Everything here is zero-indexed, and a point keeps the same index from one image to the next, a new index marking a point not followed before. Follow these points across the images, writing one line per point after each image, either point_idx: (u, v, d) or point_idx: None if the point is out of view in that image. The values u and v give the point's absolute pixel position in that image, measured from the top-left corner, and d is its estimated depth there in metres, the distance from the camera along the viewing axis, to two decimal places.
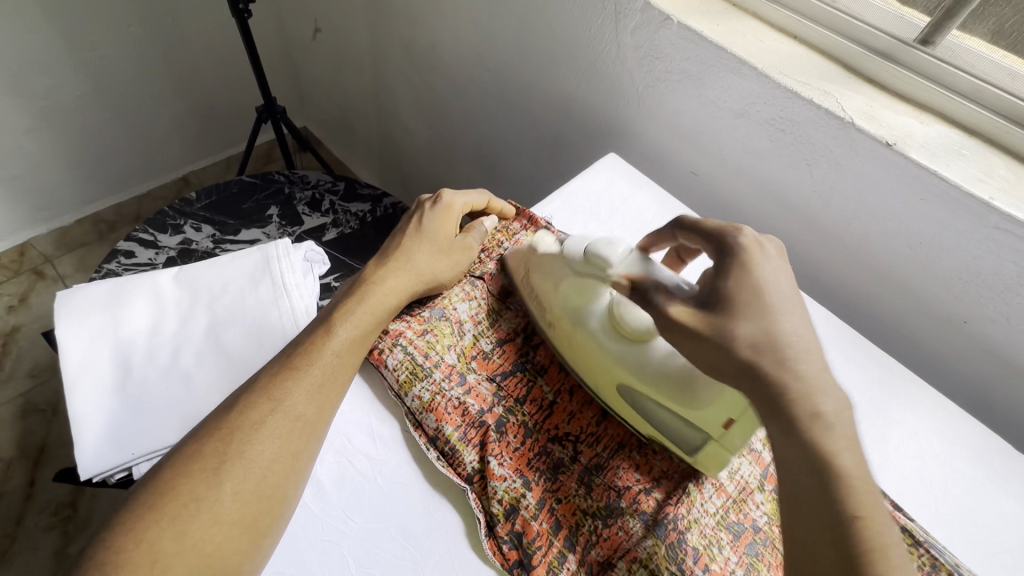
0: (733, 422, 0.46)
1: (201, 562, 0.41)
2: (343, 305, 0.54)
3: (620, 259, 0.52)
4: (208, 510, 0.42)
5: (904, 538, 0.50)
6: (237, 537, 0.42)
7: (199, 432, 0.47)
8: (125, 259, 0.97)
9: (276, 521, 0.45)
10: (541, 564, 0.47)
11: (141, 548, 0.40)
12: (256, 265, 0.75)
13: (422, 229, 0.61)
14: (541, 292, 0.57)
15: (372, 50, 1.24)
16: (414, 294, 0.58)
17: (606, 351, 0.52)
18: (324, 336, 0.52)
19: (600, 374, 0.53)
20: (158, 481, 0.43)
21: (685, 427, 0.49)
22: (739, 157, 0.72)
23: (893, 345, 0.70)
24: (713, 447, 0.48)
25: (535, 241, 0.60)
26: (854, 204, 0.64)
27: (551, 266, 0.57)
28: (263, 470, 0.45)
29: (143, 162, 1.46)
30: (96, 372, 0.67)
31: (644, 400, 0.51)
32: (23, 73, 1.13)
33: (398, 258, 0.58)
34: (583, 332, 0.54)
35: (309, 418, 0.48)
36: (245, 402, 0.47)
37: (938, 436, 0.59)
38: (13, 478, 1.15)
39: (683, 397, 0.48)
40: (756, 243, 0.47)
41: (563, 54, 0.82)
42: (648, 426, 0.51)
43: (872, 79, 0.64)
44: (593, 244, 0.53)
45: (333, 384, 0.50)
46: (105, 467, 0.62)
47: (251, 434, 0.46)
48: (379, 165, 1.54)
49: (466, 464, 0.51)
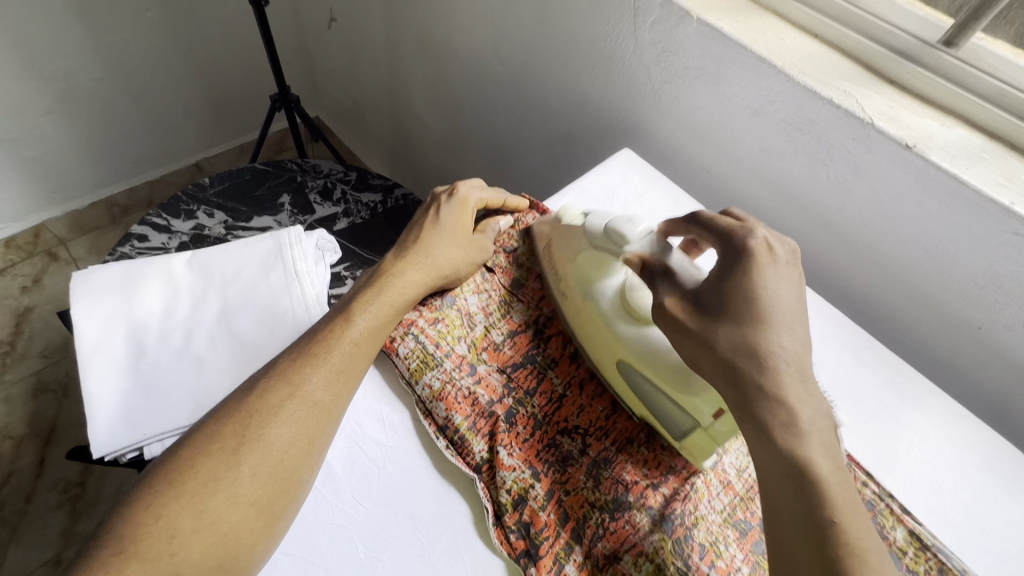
0: (722, 413, 0.47)
1: (218, 540, 0.41)
2: (362, 295, 0.55)
3: (637, 237, 0.53)
4: (225, 490, 0.43)
5: (911, 542, 0.50)
6: (252, 518, 0.43)
7: (215, 413, 0.47)
8: (138, 243, 0.98)
9: (288, 504, 0.45)
10: (547, 555, 0.47)
11: (159, 523, 0.41)
12: (268, 252, 0.76)
13: (440, 222, 0.61)
14: (560, 260, 0.59)
15: (387, 40, 1.23)
16: (433, 287, 0.58)
17: (610, 328, 0.53)
18: (343, 325, 0.52)
19: (602, 349, 0.54)
20: (174, 458, 0.44)
21: (673, 409, 0.49)
22: (755, 156, 0.72)
23: (905, 349, 0.70)
24: (699, 435, 0.49)
25: (563, 211, 0.61)
26: (871, 206, 0.64)
27: (570, 238, 0.58)
28: (280, 453, 0.45)
29: (158, 148, 1.47)
30: (110, 353, 0.67)
31: (639, 379, 0.51)
32: (43, 56, 1.14)
33: (419, 248, 0.58)
34: (592, 305, 0.55)
35: (326, 404, 0.48)
36: (264, 386, 0.48)
37: (948, 441, 0.58)
38: (24, 456, 1.16)
39: (678, 384, 0.48)
40: (767, 245, 0.46)
41: (579, 49, 0.82)
42: (642, 407, 0.52)
43: (893, 80, 0.64)
44: (614, 219, 0.55)
45: (349, 371, 0.51)
46: (118, 446, 0.62)
47: (268, 418, 0.46)
48: (391, 157, 1.54)
49: (475, 454, 0.51)
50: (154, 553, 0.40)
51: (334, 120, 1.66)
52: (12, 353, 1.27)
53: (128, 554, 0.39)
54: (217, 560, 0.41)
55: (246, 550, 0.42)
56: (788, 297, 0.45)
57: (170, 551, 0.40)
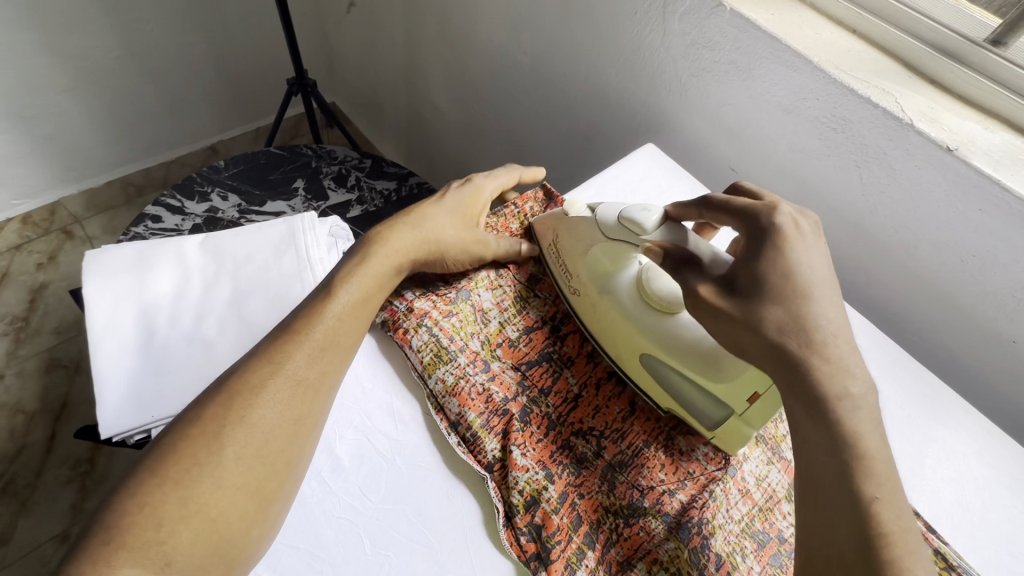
0: (758, 397, 0.46)
1: (207, 527, 0.40)
2: (347, 268, 0.53)
3: (653, 227, 0.50)
4: (210, 475, 0.41)
5: (937, 562, 0.48)
6: (241, 502, 0.42)
7: (208, 394, 0.46)
8: (152, 223, 0.98)
9: (283, 486, 0.44)
10: (559, 559, 0.46)
11: (142, 511, 0.39)
12: (281, 238, 0.74)
13: (442, 199, 0.59)
14: (569, 255, 0.57)
15: (407, 26, 1.21)
16: (419, 259, 0.56)
17: (633, 321, 0.53)
18: (325, 300, 0.51)
19: (623, 343, 0.54)
20: (175, 443, 0.43)
21: (705, 398, 0.49)
22: (783, 155, 0.70)
23: (934, 362, 0.67)
24: (733, 422, 0.48)
25: (568, 203, 0.57)
26: (904, 212, 0.61)
27: (580, 232, 0.56)
28: (265, 434, 0.44)
29: (173, 129, 1.46)
30: (120, 333, 0.67)
31: (666, 369, 0.51)
32: (60, 32, 1.14)
33: (409, 222, 0.56)
34: (610, 298, 0.55)
35: (310, 382, 0.47)
36: (246, 366, 0.46)
37: (977, 458, 0.56)
38: (35, 431, 1.17)
39: (709, 371, 0.48)
40: (792, 223, 0.44)
41: (603, 40, 0.80)
42: (669, 399, 0.51)
43: (934, 80, 0.61)
44: (626, 210, 0.52)
45: (335, 350, 0.49)
46: (125, 427, 0.62)
47: (249, 401, 0.44)
48: (406, 146, 1.52)
49: (487, 452, 0.50)
50: (143, 542, 0.38)
51: (350, 106, 1.65)
52: (25, 329, 1.28)
53: (116, 544, 0.38)
54: (210, 547, 0.40)
55: (240, 535, 0.41)
56: (822, 271, 0.43)
57: (158, 539, 0.39)
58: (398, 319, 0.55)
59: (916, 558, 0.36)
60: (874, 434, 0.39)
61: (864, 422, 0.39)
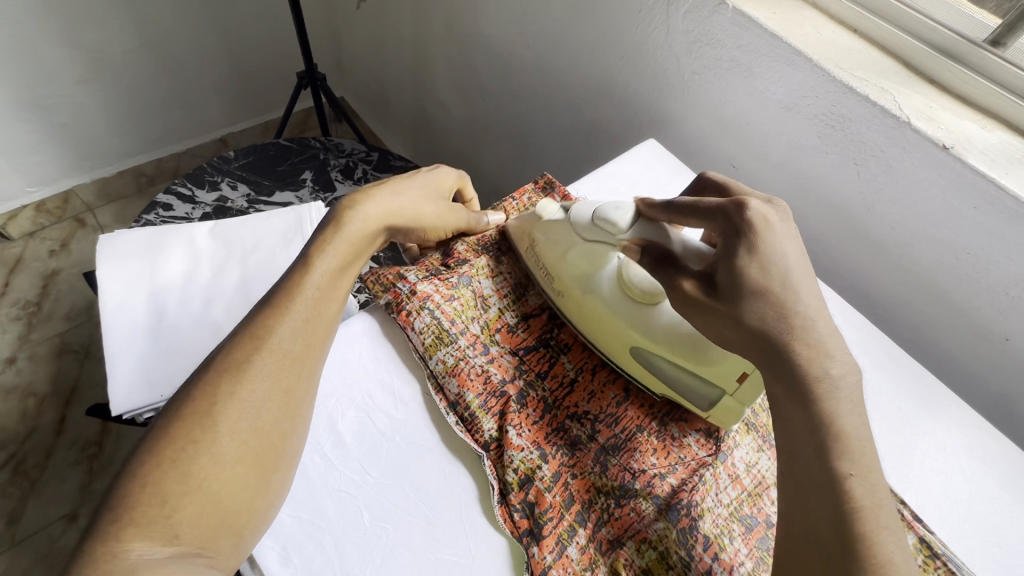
0: (746, 375, 0.48)
1: (211, 499, 0.40)
2: (321, 236, 0.52)
3: (629, 225, 0.52)
4: (207, 452, 0.41)
5: (921, 549, 0.49)
6: (242, 473, 0.42)
7: (201, 371, 0.45)
8: (163, 211, 1.01)
9: (281, 456, 0.44)
10: (550, 535, 0.47)
11: (146, 490, 0.39)
12: (288, 226, 0.77)
13: (416, 173, 0.59)
14: (549, 258, 0.57)
15: (415, 22, 1.23)
16: (389, 225, 0.56)
17: (620, 316, 0.54)
18: (303, 272, 0.50)
19: (612, 340, 0.54)
20: (175, 417, 0.42)
21: (697, 382, 0.50)
22: (783, 153, 0.71)
23: (927, 358, 0.68)
24: (725, 403, 0.50)
25: (540, 208, 0.58)
26: (901, 209, 0.62)
27: (558, 235, 0.57)
28: (256, 408, 0.43)
29: (184, 120, 1.48)
30: (132, 314, 0.69)
31: (657, 358, 0.52)
32: (77, 24, 1.16)
33: (382, 188, 0.56)
34: (595, 296, 0.55)
35: (297, 354, 0.46)
36: (231, 344, 0.46)
37: (966, 452, 0.57)
38: (46, 414, 1.20)
39: (698, 355, 0.50)
40: (762, 216, 0.44)
41: (607, 37, 0.81)
42: (661, 386, 0.53)
43: (934, 79, 0.62)
44: (601, 209, 0.53)
45: (318, 322, 0.49)
46: (136, 404, 0.64)
47: (236, 377, 0.44)
48: (413, 140, 1.54)
49: (484, 431, 0.51)
50: (150, 518, 0.38)
51: (358, 101, 1.67)
52: (37, 314, 1.31)
53: (125, 520, 0.38)
54: (217, 519, 0.40)
55: (245, 506, 0.41)
56: (795, 259, 0.44)
57: (165, 514, 0.39)
58: (402, 301, 0.56)
59: (889, 534, 0.36)
60: (852, 416, 0.40)
61: (850, 409, 0.40)
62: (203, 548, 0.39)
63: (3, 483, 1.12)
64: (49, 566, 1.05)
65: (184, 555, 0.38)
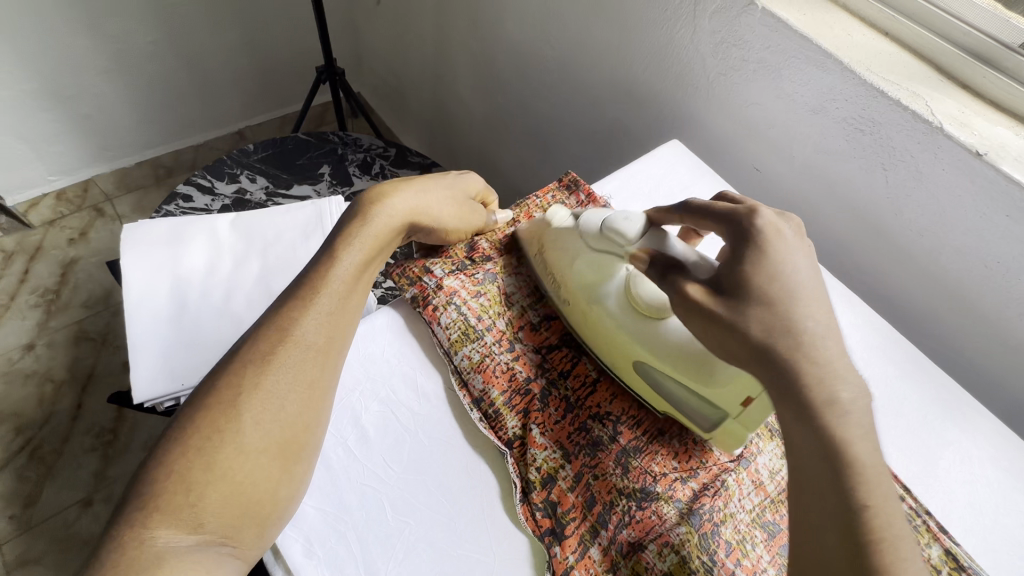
0: (751, 401, 0.45)
1: (234, 489, 0.40)
2: (347, 228, 0.52)
3: (637, 233, 0.51)
4: (231, 442, 0.41)
5: (947, 562, 0.49)
6: (266, 464, 0.42)
7: (229, 360, 0.45)
8: (184, 202, 1.02)
9: (306, 446, 0.44)
10: (572, 535, 0.47)
11: (171, 479, 0.39)
12: (309, 219, 0.77)
13: (443, 176, 0.59)
14: (557, 266, 0.56)
15: (436, 18, 1.23)
16: (414, 220, 0.55)
17: (626, 330, 0.52)
18: (329, 263, 0.50)
19: (616, 353, 0.53)
20: (202, 407, 0.42)
21: (700, 402, 0.49)
22: (809, 156, 0.70)
23: (953, 367, 0.67)
24: (731, 424, 0.48)
25: (551, 213, 0.58)
26: (930, 215, 0.61)
27: (568, 243, 0.56)
28: (279, 402, 0.43)
29: (203, 113, 1.49)
30: (155, 303, 0.70)
31: (661, 375, 0.50)
32: (101, 15, 1.18)
33: (408, 184, 0.56)
34: (598, 307, 0.53)
35: (321, 346, 0.46)
36: (258, 334, 0.46)
37: (992, 463, 0.56)
38: (62, 400, 1.22)
39: (703, 376, 0.48)
40: (772, 226, 0.44)
41: (631, 37, 0.81)
42: (664, 401, 0.51)
43: (967, 85, 0.60)
44: (611, 217, 0.52)
45: (343, 315, 0.49)
46: (157, 393, 0.65)
47: (261, 368, 0.44)
48: (430, 137, 1.54)
49: (507, 429, 0.52)
50: (175, 506, 0.39)
51: (376, 97, 1.67)
52: (56, 302, 1.33)
53: (150, 508, 0.38)
54: (241, 508, 0.40)
55: (270, 497, 0.42)
56: (806, 272, 0.43)
57: (189, 502, 0.39)
58: (427, 296, 0.56)
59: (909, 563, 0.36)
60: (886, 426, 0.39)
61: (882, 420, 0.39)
62: (227, 537, 0.40)
63: (20, 467, 1.14)
64: (64, 550, 1.07)
65: (208, 544, 0.39)
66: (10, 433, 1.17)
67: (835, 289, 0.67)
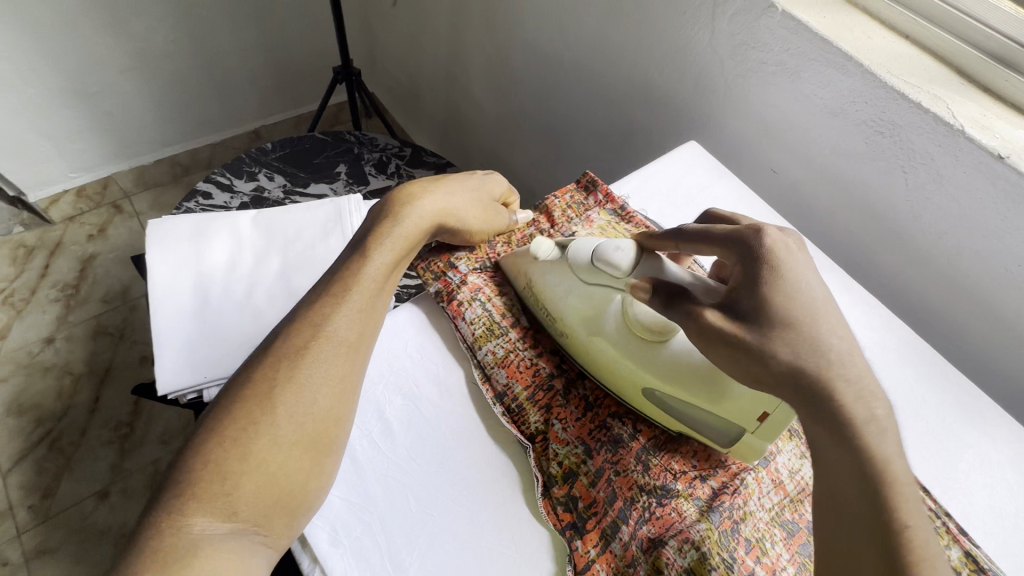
0: (768, 415, 0.46)
1: (268, 479, 0.41)
2: (379, 228, 0.53)
3: (630, 263, 0.50)
4: (266, 433, 0.42)
5: (967, 564, 0.49)
6: (298, 456, 0.43)
7: (263, 354, 0.46)
8: (203, 200, 1.03)
9: (336, 440, 0.45)
10: (594, 530, 0.48)
11: (208, 468, 0.41)
12: (329, 217, 0.78)
13: (468, 177, 0.61)
14: (551, 297, 0.55)
15: (451, 20, 1.24)
16: (442, 223, 0.56)
17: (633, 357, 0.51)
18: (360, 263, 0.51)
19: (622, 382, 0.52)
20: (237, 398, 0.43)
21: (715, 419, 0.49)
22: (827, 158, 0.70)
23: (973, 370, 0.67)
24: (747, 439, 0.48)
25: (534, 245, 0.55)
26: (951, 218, 0.61)
27: (557, 277, 0.55)
28: (311, 395, 0.44)
29: (221, 112, 1.52)
30: (179, 297, 0.71)
31: (672, 399, 0.50)
32: (124, 14, 1.20)
33: (437, 187, 0.57)
34: (602, 337, 0.53)
35: (352, 342, 0.47)
36: (292, 329, 0.47)
37: (1012, 467, 0.56)
38: (81, 393, 1.24)
39: (716, 393, 0.48)
40: (782, 243, 0.43)
41: (648, 39, 0.81)
42: (678, 423, 0.51)
43: (988, 88, 0.60)
44: (603, 248, 0.51)
45: (372, 312, 0.50)
46: (180, 385, 0.66)
47: (295, 362, 0.45)
48: (443, 137, 1.55)
49: (530, 423, 0.52)
50: (211, 494, 0.40)
51: (390, 98, 1.69)
52: (75, 296, 1.35)
53: (188, 495, 0.40)
54: (273, 498, 0.41)
55: (299, 488, 0.42)
56: (818, 288, 0.42)
57: (225, 491, 0.40)
58: (452, 292, 0.58)
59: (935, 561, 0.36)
60: None
61: None
62: (259, 525, 0.41)
63: (40, 458, 1.16)
64: (82, 540, 1.09)
65: (242, 532, 0.40)
66: (30, 424, 1.19)
67: (853, 291, 0.67)
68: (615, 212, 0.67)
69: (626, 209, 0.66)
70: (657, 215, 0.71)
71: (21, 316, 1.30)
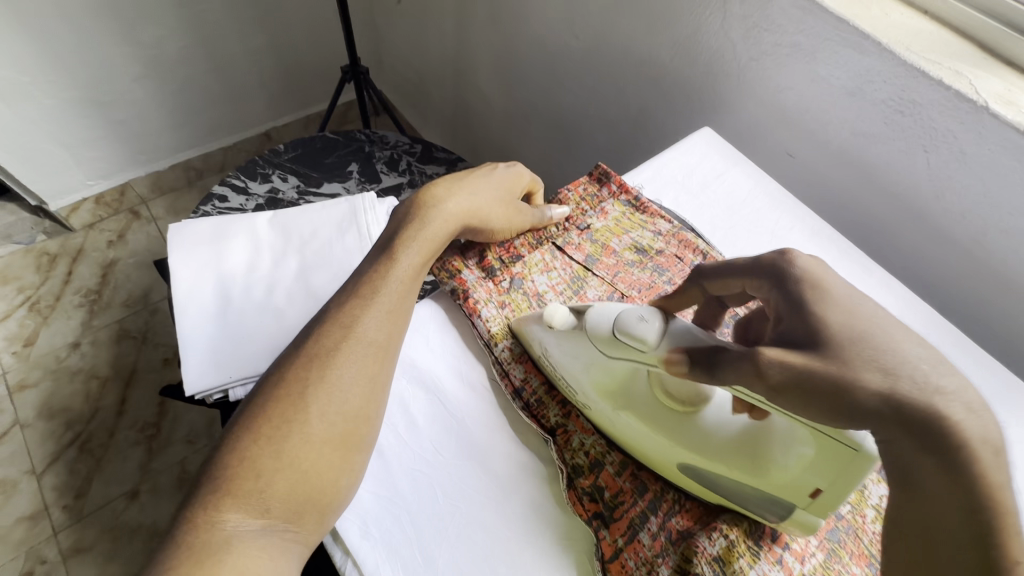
0: (820, 491, 0.41)
1: (301, 477, 0.42)
2: (407, 229, 0.54)
3: (654, 334, 0.44)
4: (299, 432, 0.43)
5: None
6: (330, 454, 0.43)
7: (294, 355, 0.47)
8: (219, 203, 1.04)
9: (364, 438, 0.45)
10: (622, 518, 0.49)
11: (243, 466, 0.42)
12: (344, 215, 0.79)
13: (493, 174, 0.61)
14: (566, 369, 0.51)
15: (458, 14, 1.23)
16: (465, 225, 0.57)
17: (664, 435, 0.47)
18: (387, 265, 0.52)
19: (658, 457, 0.49)
20: (271, 398, 0.44)
21: (761, 497, 0.45)
22: (846, 140, 0.69)
23: (996, 348, 0.66)
24: (798, 515, 0.44)
25: (548, 312, 0.50)
26: (975, 197, 0.60)
27: (576, 349, 0.49)
28: (345, 395, 0.45)
29: (231, 116, 1.53)
30: (200, 298, 0.71)
31: (711, 475, 0.46)
32: (136, 22, 1.22)
33: (461, 186, 0.57)
34: (628, 415, 0.49)
35: (381, 343, 0.48)
36: (321, 330, 0.48)
37: None
38: (107, 397, 1.26)
39: (760, 472, 0.43)
40: (813, 261, 0.42)
41: (658, 25, 0.80)
42: (722, 497, 0.47)
43: (1013, 61, 0.58)
44: (623, 319, 0.45)
45: (399, 313, 0.50)
46: (207, 386, 0.67)
47: (325, 363, 0.46)
48: (452, 133, 1.55)
49: (550, 417, 0.53)
50: (245, 491, 0.41)
51: (397, 95, 1.69)
52: (98, 301, 1.37)
53: (223, 491, 0.41)
54: (305, 496, 0.42)
55: (331, 487, 0.43)
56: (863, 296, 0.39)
57: (258, 488, 0.41)
58: (468, 289, 0.58)
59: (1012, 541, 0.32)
60: None
61: None
62: (291, 522, 0.42)
63: (72, 461, 1.19)
64: (114, 538, 1.12)
65: (273, 529, 0.41)
66: (61, 428, 1.22)
67: (876, 273, 0.66)
68: (629, 203, 0.66)
69: (642, 200, 0.66)
70: (673, 203, 0.70)
71: (48, 322, 1.33)
